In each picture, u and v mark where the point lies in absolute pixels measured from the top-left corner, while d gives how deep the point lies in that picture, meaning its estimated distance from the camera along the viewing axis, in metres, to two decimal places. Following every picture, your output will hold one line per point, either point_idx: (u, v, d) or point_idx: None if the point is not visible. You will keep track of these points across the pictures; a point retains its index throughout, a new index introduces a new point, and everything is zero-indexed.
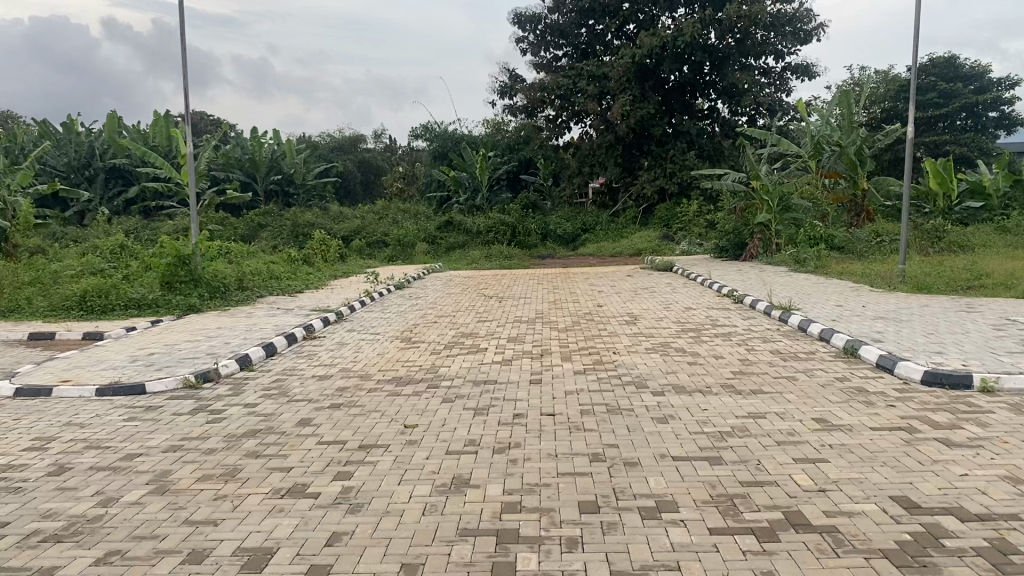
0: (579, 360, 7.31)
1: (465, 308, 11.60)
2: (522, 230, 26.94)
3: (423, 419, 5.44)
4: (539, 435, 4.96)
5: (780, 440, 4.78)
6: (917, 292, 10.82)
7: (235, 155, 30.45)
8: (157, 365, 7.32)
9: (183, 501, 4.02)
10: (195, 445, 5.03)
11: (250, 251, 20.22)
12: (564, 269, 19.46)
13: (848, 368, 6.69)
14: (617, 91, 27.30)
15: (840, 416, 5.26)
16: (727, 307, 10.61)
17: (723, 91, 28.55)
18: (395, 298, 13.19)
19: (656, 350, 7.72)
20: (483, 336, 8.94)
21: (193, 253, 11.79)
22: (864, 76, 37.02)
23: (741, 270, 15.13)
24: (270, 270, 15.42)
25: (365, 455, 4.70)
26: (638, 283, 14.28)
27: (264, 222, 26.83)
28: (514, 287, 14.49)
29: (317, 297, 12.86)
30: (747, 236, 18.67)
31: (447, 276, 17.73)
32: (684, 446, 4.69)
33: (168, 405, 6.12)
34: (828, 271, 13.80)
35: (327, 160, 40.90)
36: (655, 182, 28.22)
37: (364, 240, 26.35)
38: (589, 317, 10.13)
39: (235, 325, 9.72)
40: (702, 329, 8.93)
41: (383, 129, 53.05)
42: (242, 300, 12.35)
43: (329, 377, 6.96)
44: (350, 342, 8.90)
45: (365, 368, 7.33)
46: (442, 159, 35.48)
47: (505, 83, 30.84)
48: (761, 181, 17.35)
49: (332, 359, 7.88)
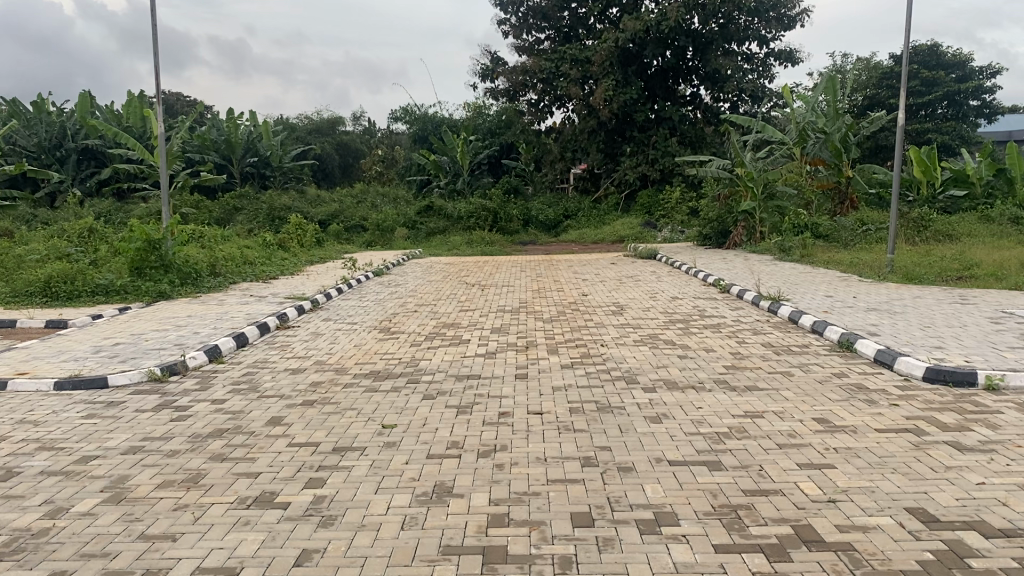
0: (566, 353, 7.00)
1: (444, 296, 11.24)
2: (503, 216, 26.59)
3: (402, 418, 5.11)
4: (525, 437, 4.65)
5: (780, 442, 4.51)
6: (907, 283, 10.60)
7: (211, 137, 29.83)
8: (121, 357, 6.93)
9: (139, 513, 3.68)
10: (156, 446, 4.67)
11: (226, 236, 19.76)
12: (546, 256, 19.15)
13: (845, 363, 6.45)
14: (599, 75, 26.85)
15: (842, 416, 4.99)
16: (714, 297, 10.34)
17: (706, 77, 28.26)
18: (373, 285, 12.82)
19: (644, 343, 7.43)
20: (464, 327, 8.62)
21: (163, 237, 11.30)
22: (847, 63, 36.86)
23: (726, 258, 14.87)
24: (243, 254, 14.99)
25: (339, 459, 4.38)
26: (622, 271, 14.02)
27: (240, 206, 26.32)
28: (496, 275, 14.16)
29: (291, 284, 12.46)
30: (731, 223, 18.44)
31: (427, 262, 17.38)
32: (680, 448, 4.40)
33: (129, 401, 5.75)
34: (814, 260, 13.57)
35: (304, 143, 40.23)
36: (637, 168, 27.95)
37: (342, 224, 25.92)
38: (573, 307, 9.83)
39: (205, 314, 9.32)
40: (690, 320, 8.65)
41: (361, 111, 52.35)
42: (214, 287, 11.94)
43: (303, 371, 6.61)
44: (326, 332, 8.54)
45: (341, 361, 6.99)
46: (423, 142, 34.99)
47: (487, 66, 30.38)
48: (746, 168, 17.07)
49: (306, 351, 7.53)
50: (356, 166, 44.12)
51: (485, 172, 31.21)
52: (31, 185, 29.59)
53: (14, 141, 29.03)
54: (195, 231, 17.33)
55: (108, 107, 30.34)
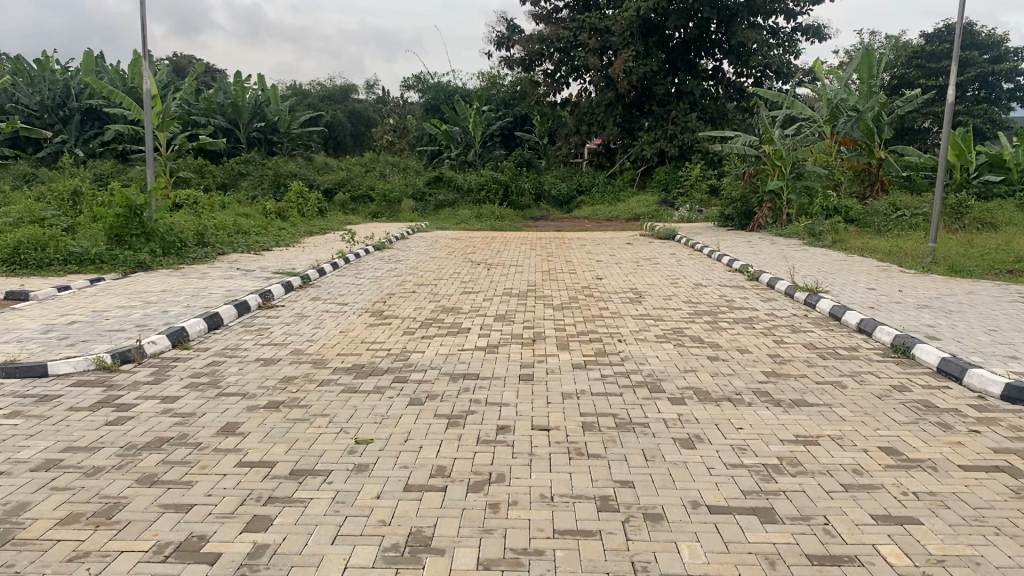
0: (580, 349, 6.13)
1: (447, 276, 10.35)
2: (515, 189, 25.72)
3: (380, 432, 4.24)
4: (529, 463, 3.78)
5: (846, 482, 3.63)
6: (954, 276, 9.64)
7: (218, 100, 28.86)
8: (72, 339, 6.08)
9: (22, 565, 2.83)
10: (75, 461, 3.81)
11: (223, 203, 18.89)
12: (560, 233, 18.24)
13: (904, 372, 5.53)
14: (619, 46, 25.78)
15: (914, 446, 4.10)
16: (742, 285, 9.41)
17: (730, 50, 27.04)
18: (372, 260, 11.96)
19: (668, 339, 6.52)
20: (465, 312, 7.74)
21: (147, 203, 10.40)
22: (875, 42, 35.54)
23: (751, 242, 13.92)
24: (236, 222, 14.13)
25: (298, 487, 3.53)
26: (641, 252, 13.10)
27: (244, 171, 25.47)
28: (505, 253, 13.27)
29: (283, 257, 11.60)
30: (755, 204, 17.42)
31: (433, 236, 16.49)
32: (720, 488, 3.53)
33: (65, 396, 4.89)
34: (847, 247, 12.61)
35: (314, 109, 39.23)
36: (655, 144, 26.91)
37: (348, 194, 25.02)
38: (587, 293, 8.93)
39: (180, 289, 8.46)
40: (717, 312, 7.75)
41: (375, 79, 51.20)
42: (200, 259, 11.08)
43: (275, 363, 5.74)
44: (311, 314, 7.68)
45: (322, 351, 6.11)
46: (435, 112, 34.01)
47: (503, 34, 29.27)
48: (774, 146, 16.00)
49: (285, 337, 6.65)
50: (368, 134, 43.15)
51: (498, 144, 30.19)
52: (34, 145, 28.81)
53: (17, 99, 28.24)
54: (190, 197, 16.49)
55: (113, 67, 29.44)
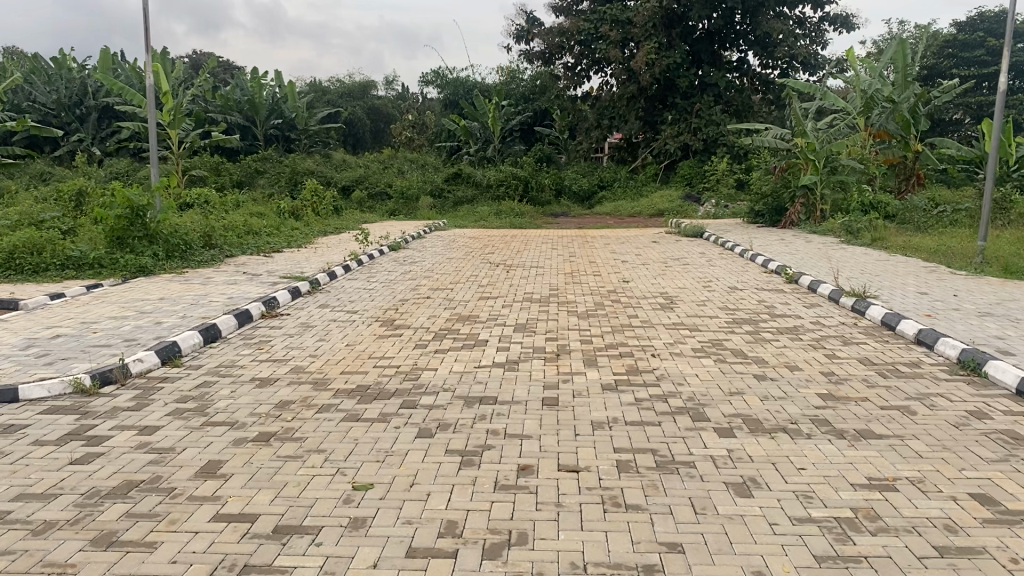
0: (610, 365, 5.52)
1: (464, 279, 9.77)
2: (535, 185, 25.15)
3: (382, 474, 3.66)
4: (557, 518, 3.18)
5: (940, 544, 3.00)
6: (1010, 277, 8.93)
7: (234, 97, 28.45)
8: (53, 356, 5.54)
9: None
10: (23, 515, 3.25)
11: (236, 202, 18.41)
12: (583, 231, 17.61)
13: (979, 395, 4.86)
14: (641, 38, 25.09)
15: (1014, 494, 3.45)
16: (781, 289, 8.76)
17: (756, 41, 26.27)
18: (386, 261, 11.41)
19: (707, 354, 5.88)
20: (482, 322, 7.15)
21: (149, 203, 9.90)
22: (904, 31, 34.57)
23: (785, 240, 13.24)
24: (246, 221, 13.64)
25: (279, 552, 2.95)
26: (669, 252, 12.46)
27: (260, 169, 25.02)
28: (525, 253, 12.69)
29: (293, 259, 11.08)
30: (787, 200, 16.68)
31: (451, 235, 15.93)
32: (788, 554, 2.92)
33: (32, 426, 4.34)
34: (888, 245, 11.91)
35: (333, 105, 38.79)
36: (679, 137, 26.18)
37: (365, 191, 24.53)
38: (614, 298, 8.31)
39: (179, 296, 7.92)
40: (758, 321, 7.11)
41: (394, 76, 50.74)
42: (206, 262, 10.56)
43: (272, 384, 5.17)
44: (317, 324, 7.12)
45: (324, 368, 5.54)
46: (454, 107, 33.48)
47: (522, 27, 28.62)
48: (807, 138, 15.27)
49: (286, 351, 6.08)
50: (387, 130, 42.71)
51: (517, 140, 29.56)
52: (51, 143, 28.55)
53: (33, 98, 27.98)
54: (201, 197, 16.03)
55: (130, 64, 29.12)
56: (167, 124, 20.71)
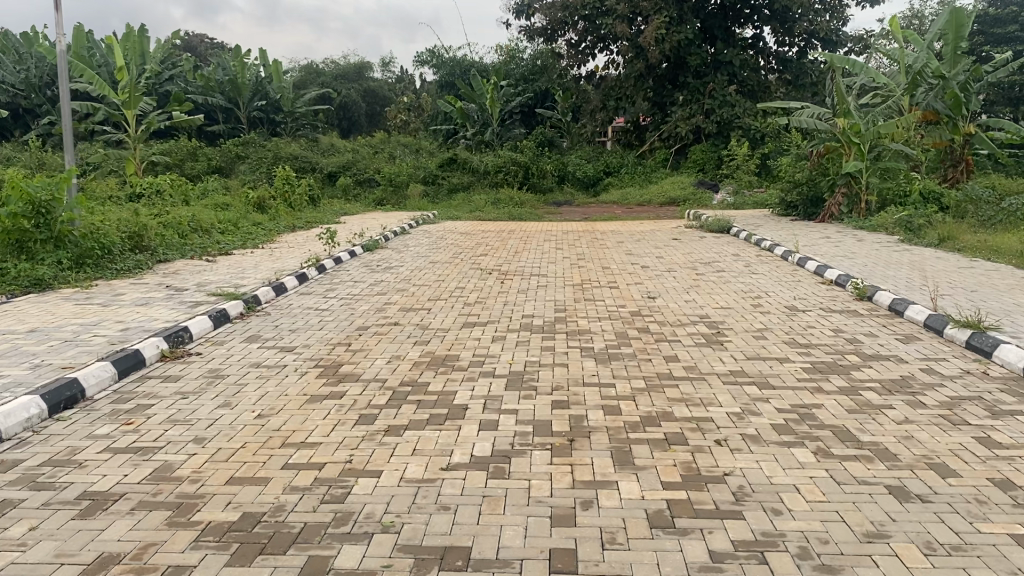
0: (654, 467, 3.48)
1: (447, 293, 7.77)
2: (536, 170, 23.00)
3: None
4: None
5: None
6: None
7: (215, 77, 26.24)
8: None
9: None
10: None
11: (200, 192, 16.33)
12: (592, 225, 15.52)
13: None
14: (650, 12, 22.87)
15: None
16: (855, 312, 6.74)
17: (773, 16, 24.13)
18: (355, 266, 9.40)
19: (799, 437, 3.85)
20: (463, 368, 5.12)
21: (56, 199, 7.89)
22: (925, 7, 32.42)
23: (830, 237, 11.25)
24: (197, 216, 11.60)
25: None
26: (697, 254, 10.44)
27: (242, 154, 22.88)
28: (525, 254, 10.71)
29: (237, 265, 9.03)
30: (825, 189, 14.55)
31: (440, 230, 13.87)
32: None
33: None
34: (961, 246, 9.88)
35: (325, 88, 36.66)
36: (691, 120, 23.96)
37: (352, 177, 22.47)
38: (640, 325, 6.30)
39: (58, 327, 5.89)
40: (849, 367, 5.07)
41: (391, 57, 48.55)
42: (129, 271, 8.52)
43: (104, 515, 3.10)
44: (230, 372, 5.08)
45: (204, 471, 3.51)
46: (451, 88, 31.37)
47: (522, 1, 26.45)
48: (851, 119, 13.09)
49: (162, 432, 4.03)
50: (383, 114, 40.55)
51: (518, 122, 27.41)
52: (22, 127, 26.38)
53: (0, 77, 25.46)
54: (157, 186, 13.97)
55: None
56: (123, 104, 18.51)
